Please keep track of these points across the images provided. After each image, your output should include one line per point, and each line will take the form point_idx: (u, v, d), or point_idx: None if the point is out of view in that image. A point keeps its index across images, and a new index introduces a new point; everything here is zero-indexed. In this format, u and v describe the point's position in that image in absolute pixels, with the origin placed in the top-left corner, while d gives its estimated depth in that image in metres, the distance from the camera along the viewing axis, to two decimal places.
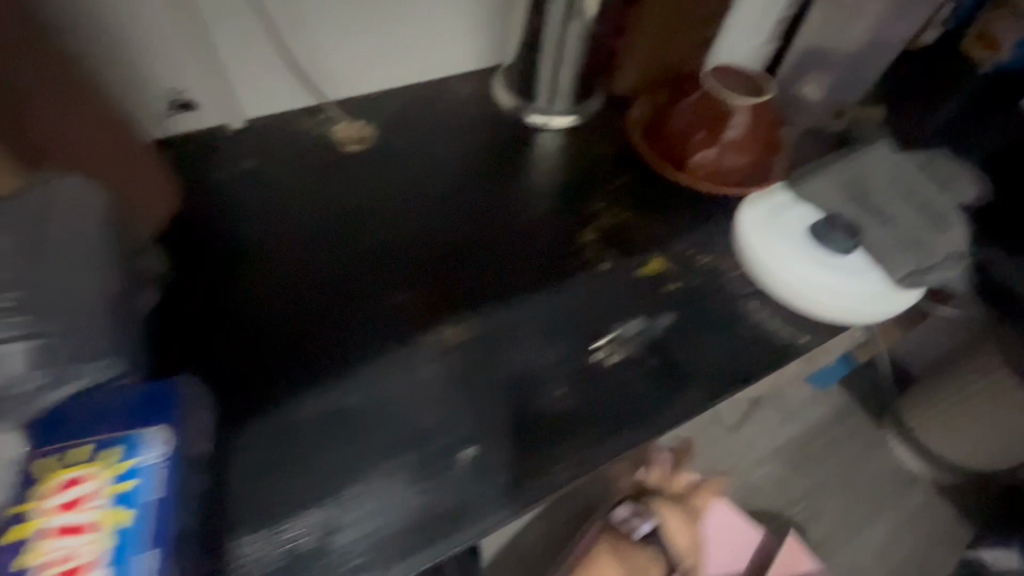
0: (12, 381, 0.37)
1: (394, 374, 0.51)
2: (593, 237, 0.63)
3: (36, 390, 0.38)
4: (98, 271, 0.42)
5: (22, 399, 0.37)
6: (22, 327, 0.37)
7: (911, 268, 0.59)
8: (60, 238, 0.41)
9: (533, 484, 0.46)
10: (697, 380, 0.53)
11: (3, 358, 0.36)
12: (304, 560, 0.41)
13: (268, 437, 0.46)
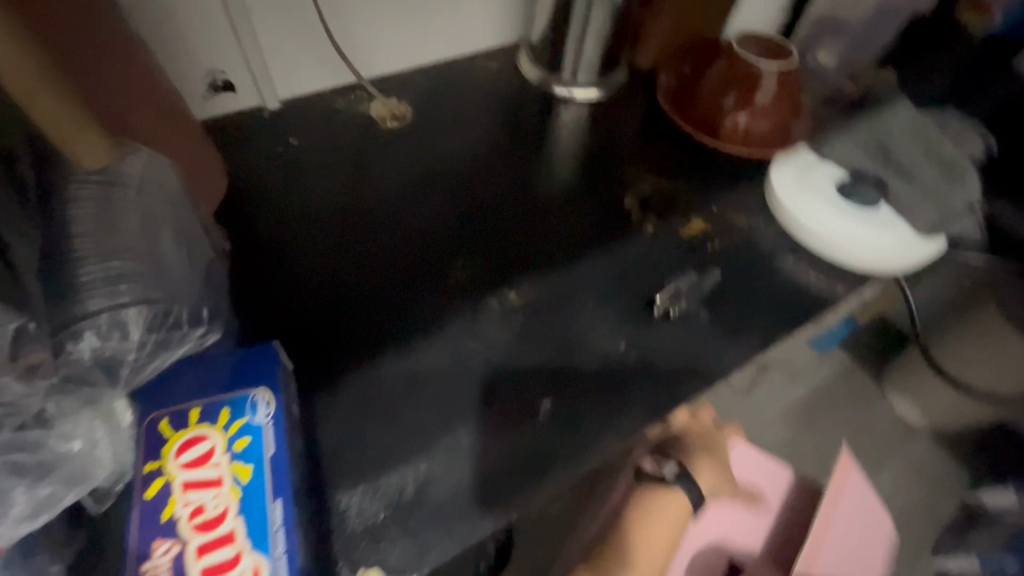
0: (127, 347, 0.37)
1: (464, 335, 0.52)
2: (634, 203, 0.66)
3: (146, 356, 0.38)
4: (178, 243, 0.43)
5: (135, 367, 0.37)
6: (129, 294, 0.38)
7: (936, 218, 0.63)
8: (144, 211, 0.41)
9: (606, 432, 0.48)
10: (745, 331, 0.56)
11: (120, 323, 0.37)
12: (403, 511, 0.42)
13: (354, 399, 0.47)
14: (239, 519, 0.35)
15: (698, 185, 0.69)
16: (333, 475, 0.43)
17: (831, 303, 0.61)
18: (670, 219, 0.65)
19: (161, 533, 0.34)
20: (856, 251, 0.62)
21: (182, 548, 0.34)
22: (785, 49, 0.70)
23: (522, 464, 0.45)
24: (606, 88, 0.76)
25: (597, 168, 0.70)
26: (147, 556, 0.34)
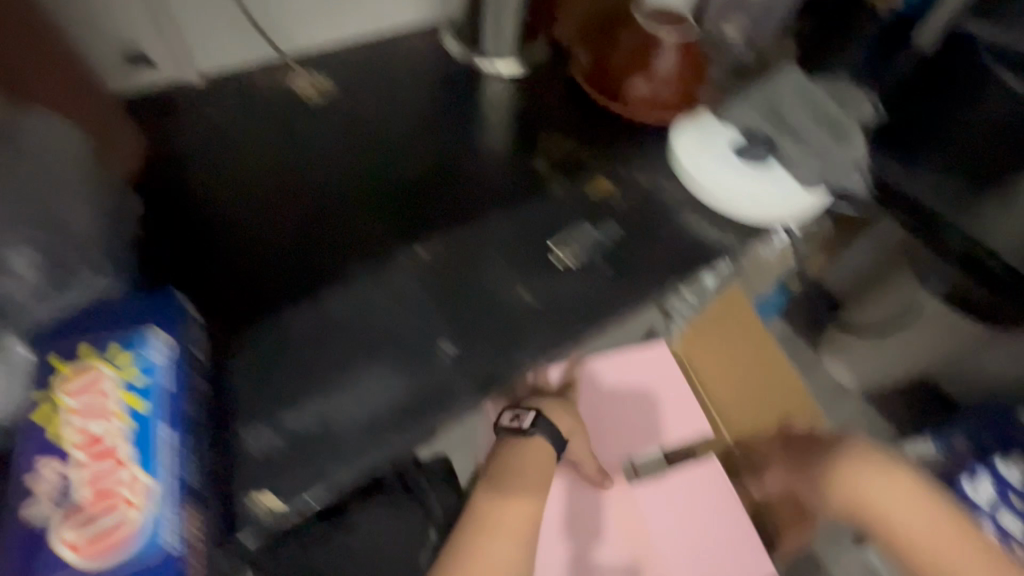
0: (19, 287, 0.45)
1: (373, 287, 0.56)
2: (545, 166, 0.70)
3: (36, 298, 0.46)
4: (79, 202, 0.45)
5: (22, 309, 0.45)
6: (29, 239, 0.45)
7: (816, 174, 0.69)
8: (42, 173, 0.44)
9: (503, 369, 0.53)
10: (640, 276, 0.61)
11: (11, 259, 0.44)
12: (307, 440, 0.46)
13: (262, 345, 0.50)
14: (127, 445, 0.37)
15: (607, 150, 0.73)
16: (238, 411, 0.46)
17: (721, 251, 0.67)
18: (577, 179, 0.69)
19: (50, 458, 0.36)
20: (743, 206, 0.68)
21: (70, 472, 0.36)
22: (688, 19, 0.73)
23: (422, 397, 0.49)
24: (527, 60, 0.79)
25: (513, 135, 0.73)
26: (37, 478, 0.36)
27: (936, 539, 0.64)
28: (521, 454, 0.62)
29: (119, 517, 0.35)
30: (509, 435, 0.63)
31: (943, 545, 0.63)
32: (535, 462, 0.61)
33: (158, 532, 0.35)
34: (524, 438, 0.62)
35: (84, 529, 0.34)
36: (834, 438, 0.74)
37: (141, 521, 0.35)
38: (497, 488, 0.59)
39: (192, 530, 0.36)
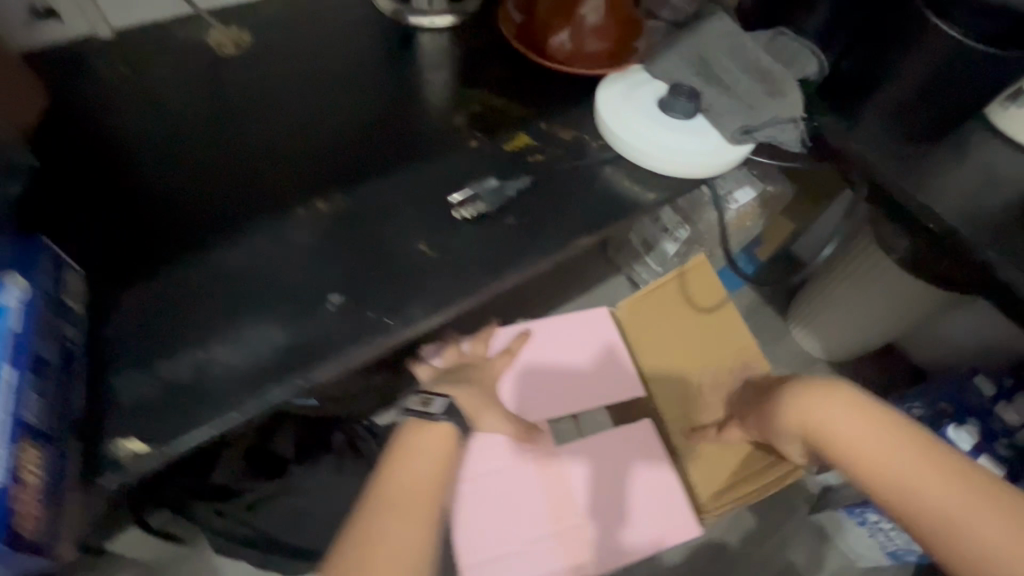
0: None
1: (269, 239, 0.55)
2: (465, 120, 0.68)
3: None
4: None
5: None
6: None
7: (741, 125, 0.67)
8: None
9: (395, 320, 0.52)
10: (551, 231, 0.60)
11: None
12: (181, 387, 0.46)
13: (144, 295, 0.50)
14: None
15: (533, 105, 0.71)
16: (113, 360, 0.46)
17: (640, 206, 0.65)
18: (497, 134, 0.67)
19: None
20: (665, 159, 0.66)
21: None
22: None
23: (306, 347, 0.49)
24: (458, 15, 0.76)
25: (435, 87, 0.70)
26: None
27: (899, 454, 0.48)
28: (420, 436, 0.58)
29: None
30: (414, 419, 0.59)
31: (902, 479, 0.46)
32: (435, 444, 0.57)
33: None
34: (427, 420, 0.59)
35: None
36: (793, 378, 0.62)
37: None
38: (393, 474, 0.55)
39: (22, 466, 0.38)
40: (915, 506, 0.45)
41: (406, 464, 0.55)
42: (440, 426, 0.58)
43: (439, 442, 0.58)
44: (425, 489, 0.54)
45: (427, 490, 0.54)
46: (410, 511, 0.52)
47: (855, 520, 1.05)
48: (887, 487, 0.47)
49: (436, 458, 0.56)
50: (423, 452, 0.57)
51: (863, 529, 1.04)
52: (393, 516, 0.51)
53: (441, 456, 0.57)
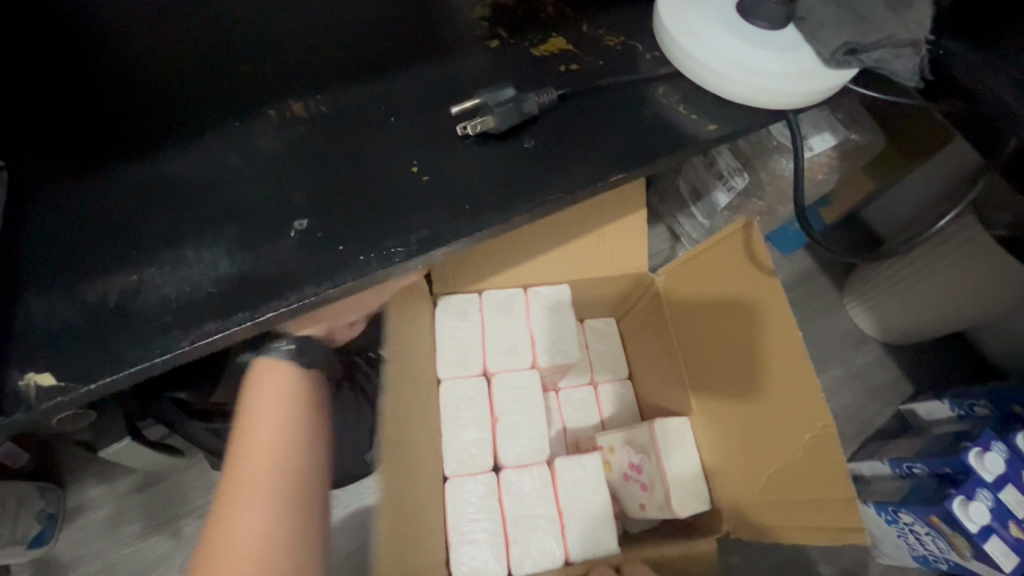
0: None
1: (226, 147, 0.45)
2: (485, 13, 0.54)
3: None
4: None
5: None
6: None
7: (847, 42, 0.51)
8: None
9: (369, 258, 0.41)
10: (576, 163, 0.48)
11: None
12: (102, 316, 0.38)
13: (73, 202, 0.42)
14: None
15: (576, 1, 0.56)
16: (29, 275, 0.39)
17: (695, 141, 0.51)
18: (524, 35, 0.54)
19: None
20: (732, 78, 0.51)
21: None
22: None
23: (259, 280, 0.40)
24: None
25: None
26: None
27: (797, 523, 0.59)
28: (260, 384, 0.50)
29: None
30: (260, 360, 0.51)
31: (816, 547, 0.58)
32: (275, 393, 0.50)
33: None
34: (254, 370, 0.51)
35: None
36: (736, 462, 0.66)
37: None
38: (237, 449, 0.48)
39: None
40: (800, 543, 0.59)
41: (247, 434, 0.48)
42: (271, 369, 0.51)
43: (288, 386, 0.51)
44: (273, 461, 0.48)
45: (277, 454, 0.48)
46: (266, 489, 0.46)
47: (885, 518, 0.99)
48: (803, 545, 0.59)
49: (277, 415, 0.49)
50: (266, 408, 0.49)
51: (892, 527, 0.99)
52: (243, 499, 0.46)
53: (279, 405, 0.50)
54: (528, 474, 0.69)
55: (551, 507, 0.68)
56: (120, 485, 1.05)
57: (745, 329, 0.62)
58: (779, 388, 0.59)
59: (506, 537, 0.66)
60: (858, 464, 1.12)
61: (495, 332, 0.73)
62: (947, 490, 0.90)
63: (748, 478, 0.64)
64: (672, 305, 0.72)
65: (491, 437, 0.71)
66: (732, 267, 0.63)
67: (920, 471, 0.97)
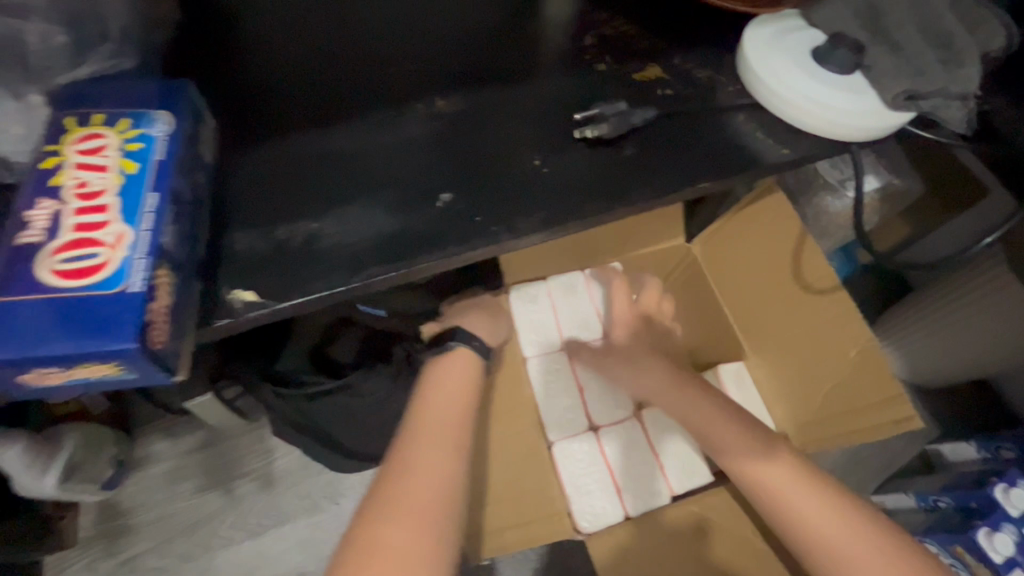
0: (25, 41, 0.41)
1: (383, 129, 0.54)
2: (594, 43, 0.64)
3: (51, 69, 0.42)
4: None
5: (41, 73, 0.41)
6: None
7: (907, 89, 0.59)
8: None
9: (500, 228, 0.50)
10: (670, 171, 0.56)
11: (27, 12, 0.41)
12: (292, 251, 0.47)
13: (263, 161, 0.51)
14: (115, 198, 0.38)
15: (668, 38, 0.66)
16: (231, 214, 0.48)
17: (768, 162, 0.59)
18: (627, 62, 0.63)
19: (44, 196, 0.38)
20: (806, 112, 0.59)
21: (59, 210, 0.37)
22: None
23: (412, 237, 0.49)
24: None
25: (563, 4, 0.66)
26: (30, 210, 0.37)
27: (857, 411, 0.70)
28: (447, 366, 0.67)
29: (96, 254, 0.36)
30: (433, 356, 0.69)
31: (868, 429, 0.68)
32: (459, 372, 0.66)
33: (129, 272, 0.35)
34: (445, 353, 0.69)
35: (59, 258, 0.36)
36: (797, 392, 0.78)
37: (111, 262, 0.36)
38: (422, 406, 0.62)
39: (159, 284, 0.37)
40: (862, 429, 0.69)
41: (431, 396, 0.63)
42: (459, 353, 0.69)
43: (458, 377, 0.66)
44: (449, 421, 0.61)
45: (455, 417, 0.61)
46: (442, 436, 0.58)
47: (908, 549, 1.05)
48: (867, 428, 0.69)
49: (456, 388, 0.65)
50: (450, 380, 0.65)
51: None
52: (424, 439, 0.57)
53: (458, 386, 0.65)
54: (623, 429, 0.79)
55: (650, 453, 0.78)
56: (183, 443, 1.12)
57: (784, 274, 0.73)
58: (819, 312, 0.72)
59: (615, 486, 0.76)
60: (883, 497, 1.15)
61: (567, 310, 0.86)
62: (970, 522, 0.93)
63: (805, 403, 0.78)
64: (713, 261, 0.83)
65: (583, 403, 0.82)
66: (773, 219, 0.74)
67: (945, 504, 1.00)
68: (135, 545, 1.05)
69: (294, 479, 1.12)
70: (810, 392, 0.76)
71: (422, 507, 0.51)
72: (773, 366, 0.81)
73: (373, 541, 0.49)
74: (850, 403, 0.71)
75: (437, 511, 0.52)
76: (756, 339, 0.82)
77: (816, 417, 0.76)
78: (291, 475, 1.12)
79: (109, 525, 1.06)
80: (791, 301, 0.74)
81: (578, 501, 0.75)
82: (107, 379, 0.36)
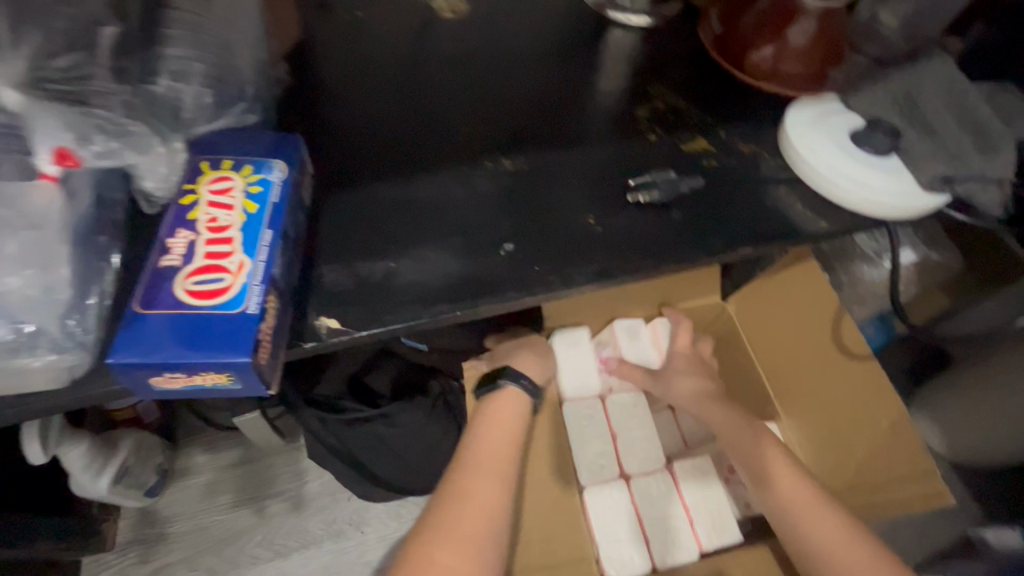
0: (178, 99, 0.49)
1: (456, 184, 0.61)
2: (646, 115, 0.70)
3: (193, 120, 0.49)
4: (252, 56, 0.54)
5: (185, 123, 0.49)
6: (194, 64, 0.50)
7: (943, 173, 0.63)
8: (225, 26, 0.53)
9: (556, 277, 0.55)
10: (714, 235, 0.61)
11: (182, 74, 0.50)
12: (372, 286, 0.53)
13: (350, 205, 0.58)
14: (238, 233, 0.44)
15: (715, 114, 0.72)
16: (321, 250, 0.54)
17: (808, 233, 0.63)
18: (676, 133, 0.69)
19: (181, 226, 0.45)
20: (843, 189, 0.64)
21: (194, 240, 0.44)
22: None
23: (477, 280, 0.54)
24: (657, 17, 0.80)
25: (621, 80, 0.74)
26: (171, 237, 0.44)
27: (889, 480, 0.71)
28: (497, 403, 0.69)
29: (221, 279, 0.42)
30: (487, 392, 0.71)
31: (899, 497, 0.70)
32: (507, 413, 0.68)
33: (247, 296, 0.41)
34: (497, 391, 0.70)
35: (192, 280, 0.42)
36: (825, 457, 0.78)
37: (232, 286, 0.42)
38: (473, 440, 0.65)
39: (268, 308, 0.43)
40: (895, 498, 0.70)
41: (483, 431, 0.65)
42: (511, 392, 0.70)
43: (511, 413, 0.68)
44: (500, 455, 0.63)
45: (506, 452, 0.64)
46: (493, 470, 0.62)
47: None
48: (898, 497, 0.70)
49: (508, 425, 0.67)
50: (501, 419, 0.67)
51: None
52: (477, 473, 0.61)
53: (512, 422, 0.67)
54: (653, 479, 0.80)
55: (680, 507, 0.79)
56: (222, 457, 1.17)
57: (821, 341, 0.76)
58: (854, 380, 0.73)
59: (644, 536, 0.77)
60: None
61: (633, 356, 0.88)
62: None
63: (831, 469, 0.78)
64: (747, 321, 0.86)
65: (615, 450, 0.83)
66: (807, 289, 0.77)
67: None
68: (167, 554, 1.09)
69: (323, 502, 1.15)
70: (839, 461, 0.76)
71: (471, 538, 0.56)
72: (803, 431, 0.81)
73: (428, 561, 0.54)
74: (882, 471, 0.72)
75: (483, 545, 0.56)
76: (788, 401, 0.83)
77: (844, 487, 0.75)
78: (321, 498, 1.15)
79: (147, 531, 1.10)
80: (828, 366, 0.76)
81: (607, 548, 0.76)
82: (216, 387, 0.42)
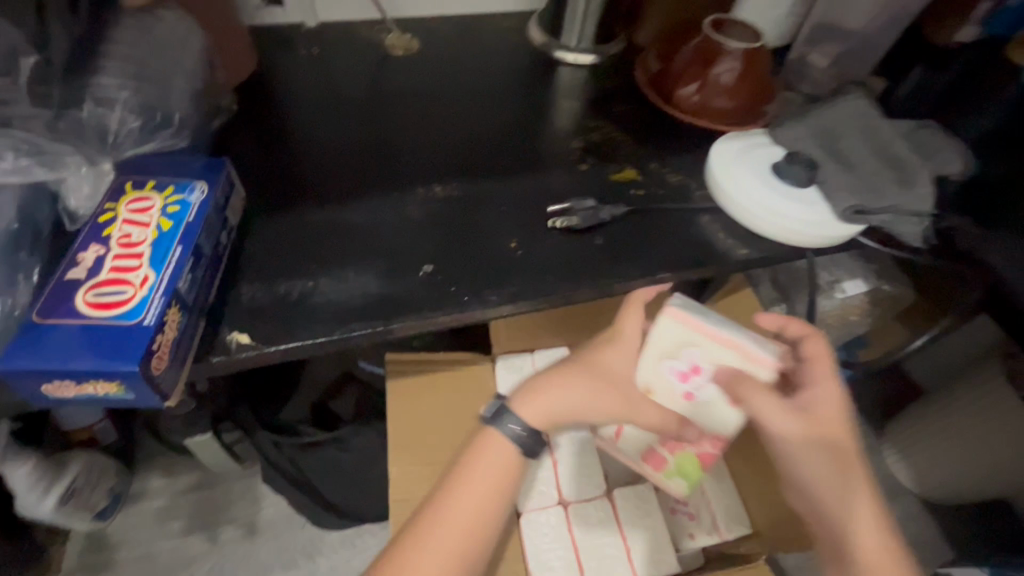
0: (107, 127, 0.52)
1: (385, 209, 0.63)
2: (579, 146, 0.73)
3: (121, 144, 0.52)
4: (188, 87, 0.58)
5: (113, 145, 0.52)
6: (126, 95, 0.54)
7: (857, 204, 0.65)
8: (163, 61, 0.57)
9: (474, 299, 0.57)
10: (635, 260, 0.63)
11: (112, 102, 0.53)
12: (290, 303, 0.54)
13: (276, 228, 0.60)
14: (149, 248, 0.46)
15: (647, 144, 0.75)
16: (242, 270, 0.56)
17: (729, 259, 0.65)
18: (607, 164, 0.72)
19: (95, 241, 0.47)
20: (759, 218, 0.66)
21: (104, 254, 0.46)
22: (758, 34, 0.75)
23: (395, 300, 0.56)
24: (600, 56, 0.84)
25: (561, 113, 0.77)
26: (83, 251, 0.46)
27: None
28: (480, 447, 0.53)
29: (123, 292, 0.44)
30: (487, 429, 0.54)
31: None
32: (495, 466, 0.52)
33: (146, 308, 0.43)
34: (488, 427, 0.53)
35: (94, 293, 0.44)
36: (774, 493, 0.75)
37: (135, 298, 0.43)
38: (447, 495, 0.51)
39: (168, 321, 0.44)
40: None
41: (458, 483, 0.51)
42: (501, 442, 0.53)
43: (503, 461, 0.53)
44: (473, 522, 0.51)
45: (479, 518, 0.51)
46: (461, 540, 0.50)
47: None
48: None
49: (491, 478, 0.52)
50: (483, 469, 0.52)
51: None
52: (433, 543, 0.49)
53: (499, 479, 0.52)
54: (592, 507, 0.80)
55: (618, 537, 0.78)
56: (178, 481, 1.16)
57: None
58: None
59: (580, 565, 0.76)
60: None
61: (737, 374, 0.58)
62: None
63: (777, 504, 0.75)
64: None
65: (557, 477, 0.82)
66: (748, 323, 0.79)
67: None
68: None
69: (277, 530, 1.13)
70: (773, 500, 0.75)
71: None
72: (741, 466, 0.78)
73: None
74: None
75: None
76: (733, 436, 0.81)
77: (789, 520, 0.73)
78: (275, 525, 1.14)
79: (95, 556, 1.09)
80: None
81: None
82: (111, 397, 0.43)
